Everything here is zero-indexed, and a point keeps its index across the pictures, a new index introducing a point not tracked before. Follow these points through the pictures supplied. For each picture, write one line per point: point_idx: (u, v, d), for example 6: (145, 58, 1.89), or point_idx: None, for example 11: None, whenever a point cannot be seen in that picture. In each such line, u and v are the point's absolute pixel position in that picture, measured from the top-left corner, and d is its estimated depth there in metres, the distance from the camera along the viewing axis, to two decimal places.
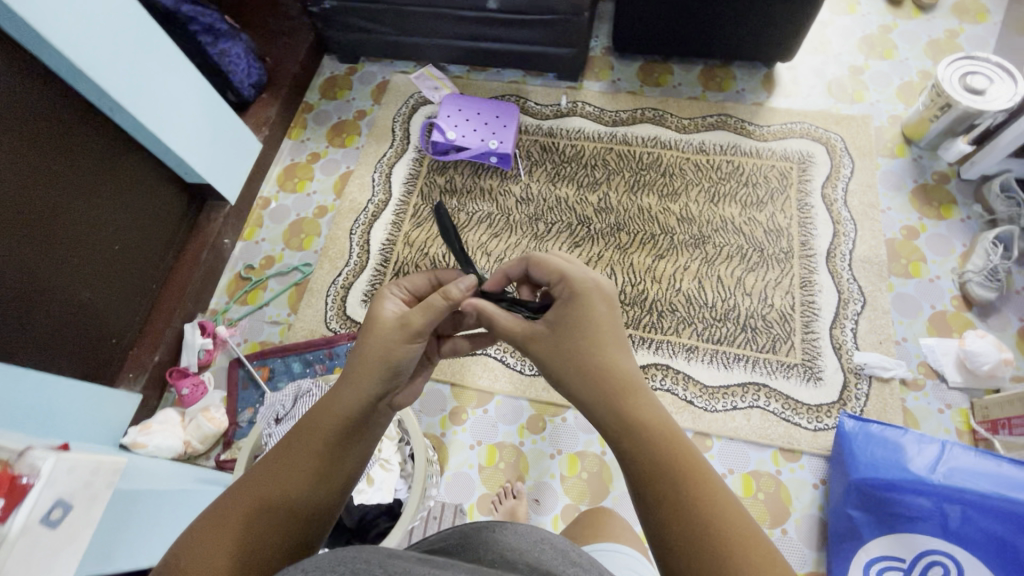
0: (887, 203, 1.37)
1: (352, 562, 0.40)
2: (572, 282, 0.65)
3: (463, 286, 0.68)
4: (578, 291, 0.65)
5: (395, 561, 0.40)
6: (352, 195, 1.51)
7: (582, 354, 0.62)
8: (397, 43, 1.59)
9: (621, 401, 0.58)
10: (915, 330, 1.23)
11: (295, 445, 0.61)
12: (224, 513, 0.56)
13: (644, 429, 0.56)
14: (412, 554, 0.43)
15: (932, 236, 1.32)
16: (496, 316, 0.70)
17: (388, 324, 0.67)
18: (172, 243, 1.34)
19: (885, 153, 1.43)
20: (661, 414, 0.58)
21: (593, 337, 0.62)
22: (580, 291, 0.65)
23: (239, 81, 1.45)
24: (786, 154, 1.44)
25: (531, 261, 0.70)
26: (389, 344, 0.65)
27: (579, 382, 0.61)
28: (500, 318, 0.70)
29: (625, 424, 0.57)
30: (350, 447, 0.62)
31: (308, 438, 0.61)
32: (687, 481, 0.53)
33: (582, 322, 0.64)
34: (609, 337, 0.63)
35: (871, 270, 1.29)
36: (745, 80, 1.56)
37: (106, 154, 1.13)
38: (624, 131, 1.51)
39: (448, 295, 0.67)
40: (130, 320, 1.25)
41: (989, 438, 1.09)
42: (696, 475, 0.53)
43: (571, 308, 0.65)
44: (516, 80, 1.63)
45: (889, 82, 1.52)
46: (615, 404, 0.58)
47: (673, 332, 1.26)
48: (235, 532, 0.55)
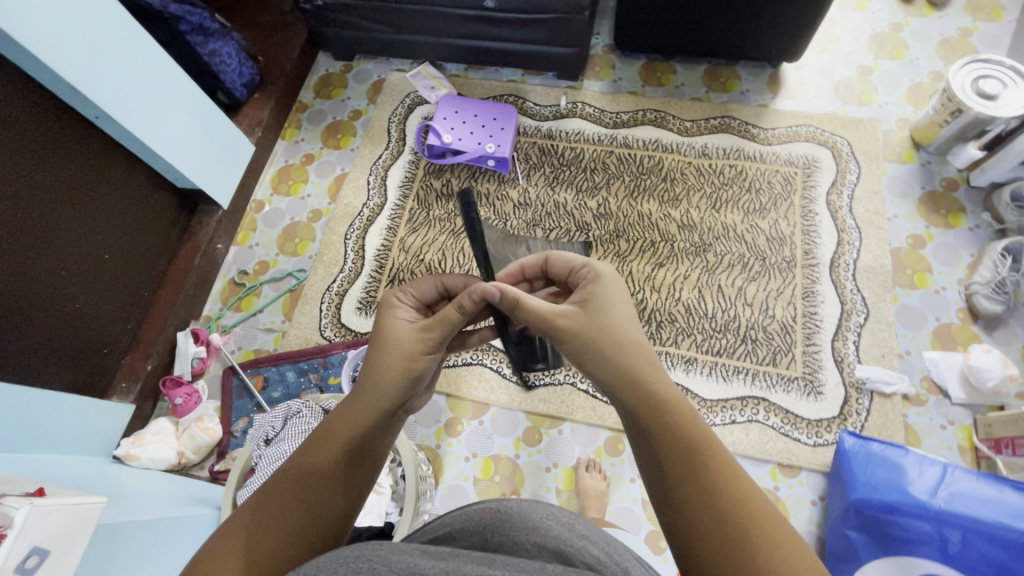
0: (894, 211, 1.34)
1: (354, 564, 0.40)
2: (597, 269, 0.67)
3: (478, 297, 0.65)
4: (604, 275, 0.66)
5: (396, 557, 0.41)
6: (346, 199, 1.48)
7: (606, 337, 0.62)
8: (392, 41, 1.54)
9: (644, 386, 0.59)
10: (919, 343, 1.20)
11: (312, 448, 0.61)
12: (242, 516, 0.55)
13: (667, 413, 0.57)
14: (416, 547, 0.43)
15: (938, 245, 1.29)
16: (524, 299, 0.65)
17: (405, 330, 0.67)
18: (163, 250, 1.31)
19: (892, 159, 1.39)
20: (683, 398, 0.58)
21: (622, 327, 0.62)
22: (604, 276, 0.66)
23: (230, 81, 1.41)
24: (791, 159, 1.40)
25: (549, 259, 0.73)
26: (409, 350, 0.66)
27: (601, 366, 0.61)
28: (530, 306, 0.65)
29: (650, 408, 0.58)
30: (366, 451, 0.62)
31: (325, 441, 0.61)
32: (710, 466, 0.53)
33: (606, 305, 0.64)
34: (635, 324, 0.63)
35: (875, 281, 1.26)
36: (750, 80, 1.52)
37: (94, 162, 1.10)
38: (625, 133, 1.47)
39: (461, 307, 0.66)
40: (122, 329, 1.23)
41: (991, 457, 1.07)
42: (716, 460, 0.53)
43: (598, 291, 0.65)
44: (514, 79, 1.59)
45: (898, 83, 1.47)
46: (638, 389, 0.59)
47: (672, 343, 1.24)
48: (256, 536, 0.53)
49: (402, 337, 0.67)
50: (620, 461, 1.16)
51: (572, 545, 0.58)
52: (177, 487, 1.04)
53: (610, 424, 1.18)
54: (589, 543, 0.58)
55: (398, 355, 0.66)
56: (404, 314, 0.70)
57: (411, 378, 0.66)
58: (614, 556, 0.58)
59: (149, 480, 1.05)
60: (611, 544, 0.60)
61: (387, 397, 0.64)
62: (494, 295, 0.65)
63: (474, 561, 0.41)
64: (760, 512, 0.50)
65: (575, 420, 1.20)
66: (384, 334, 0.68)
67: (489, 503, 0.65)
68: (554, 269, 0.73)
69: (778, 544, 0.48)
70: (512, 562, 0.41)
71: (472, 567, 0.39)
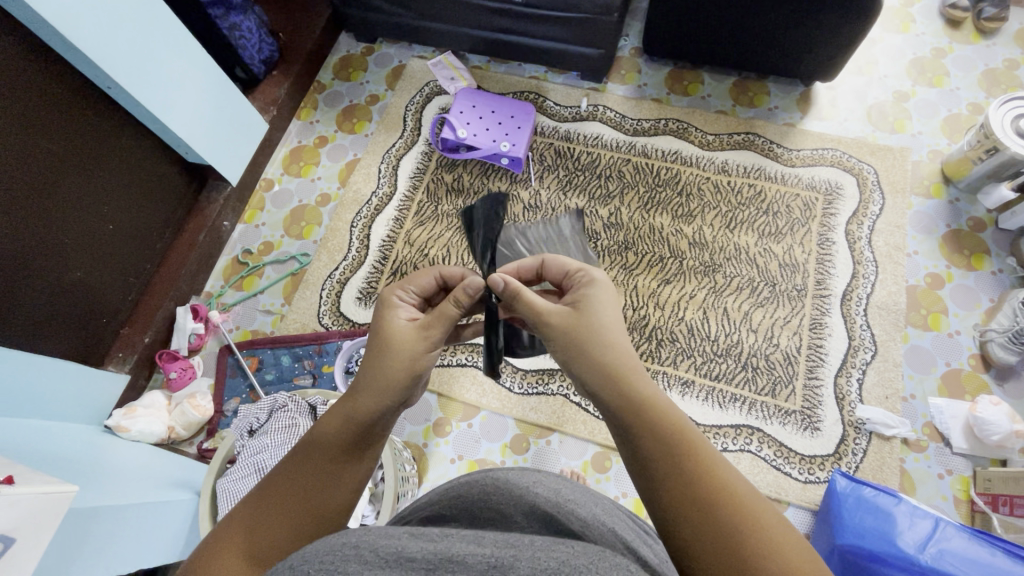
0: (915, 247, 1.29)
1: (340, 550, 0.39)
2: (592, 274, 0.66)
3: (474, 290, 0.65)
4: (598, 280, 0.65)
5: (385, 542, 0.40)
6: (356, 185, 1.47)
7: (583, 329, 0.60)
8: (415, 28, 1.51)
9: (620, 379, 0.57)
10: (925, 388, 1.17)
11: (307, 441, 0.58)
12: (244, 509, 0.53)
13: (647, 405, 0.54)
14: (404, 531, 0.42)
15: (957, 286, 1.25)
16: (525, 292, 0.64)
17: (408, 332, 0.64)
18: (169, 223, 1.31)
19: (919, 192, 1.34)
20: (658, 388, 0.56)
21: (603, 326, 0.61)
22: (596, 282, 0.65)
23: (249, 57, 1.39)
24: (813, 183, 1.35)
25: (545, 262, 0.71)
26: (414, 353, 0.64)
27: (585, 359, 0.59)
28: (529, 299, 0.64)
29: (624, 401, 0.55)
30: (361, 444, 0.60)
31: (319, 435, 0.58)
32: (688, 456, 0.50)
33: (593, 304, 0.63)
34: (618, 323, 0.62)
35: (888, 319, 1.22)
36: (779, 97, 1.47)
37: (105, 132, 1.10)
38: (644, 142, 1.43)
39: (459, 301, 0.65)
40: (123, 299, 1.24)
41: (987, 513, 1.04)
42: (695, 448, 0.51)
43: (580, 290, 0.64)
44: (537, 76, 1.55)
45: (935, 113, 1.41)
46: (619, 383, 0.56)
47: (671, 363, 1.21)
48: (255, 533, 0.52)
49: (406, 339, 0.64)
50: (606, 477, 1.15)
51: (563, 508, 0.57)
52: (163, 464, 1.05)
53: (599, 440, 1.17)
54: (576, 506, 0.59)
55: (401, 357, 0.63)
56: (405, 312, 0.68)
57: (411, 377, 0.63)
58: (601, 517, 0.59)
59: (137, 455, 1.06)
60: (596, 507, 0.60)
61: (388, 390, 0.61)
62: (499, 285, 0.65)
63: (462, 540, 0.41)
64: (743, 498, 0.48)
65: (564, 432, 1.18)
66: (383, 336, 0.64)
67: (476, 475, 0.65)
68: (550, 273, 0.72)
69: (753, 525, 0.46)
70: (498, 538, 0.41)
71: (461, 548, 0.39)
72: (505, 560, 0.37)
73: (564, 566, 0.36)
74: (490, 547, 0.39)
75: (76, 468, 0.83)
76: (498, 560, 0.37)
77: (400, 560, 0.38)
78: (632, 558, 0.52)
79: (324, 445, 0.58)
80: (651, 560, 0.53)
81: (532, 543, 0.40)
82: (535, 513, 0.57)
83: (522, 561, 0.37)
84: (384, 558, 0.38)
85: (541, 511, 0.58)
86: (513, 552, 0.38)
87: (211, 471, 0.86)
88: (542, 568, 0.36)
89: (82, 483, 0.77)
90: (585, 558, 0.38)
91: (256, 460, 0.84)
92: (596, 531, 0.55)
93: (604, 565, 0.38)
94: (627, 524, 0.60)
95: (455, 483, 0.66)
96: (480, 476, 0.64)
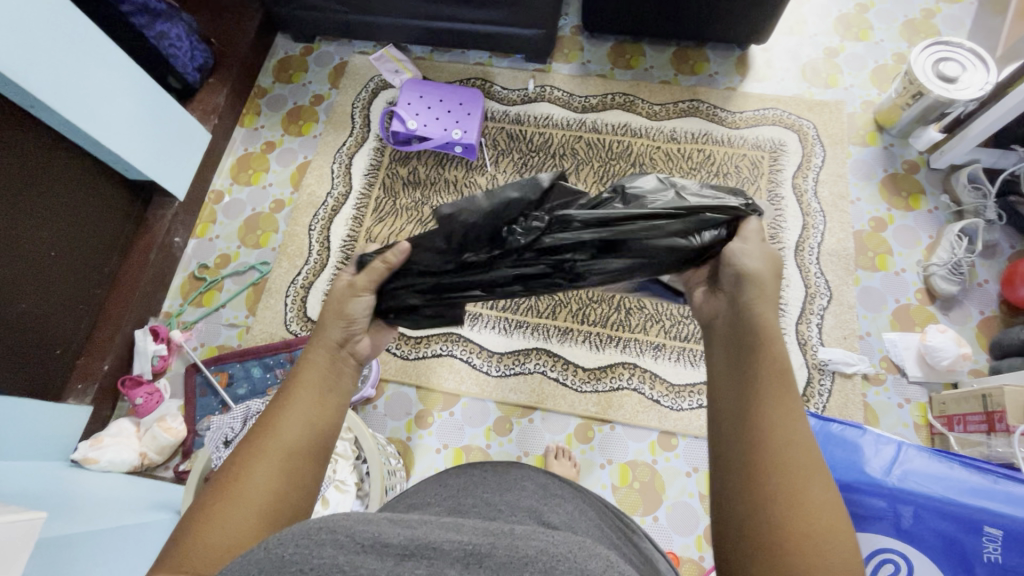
0: (857, 194, 1.35)
1: (315, 534, 0.39)
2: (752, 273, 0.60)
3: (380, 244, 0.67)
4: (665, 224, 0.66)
5: (361, 526, 0.40)
6: (310, 188, 1.44)
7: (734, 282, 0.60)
8: (352, 23, 1.47)
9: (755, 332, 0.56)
10: (878, 325, 1.23)
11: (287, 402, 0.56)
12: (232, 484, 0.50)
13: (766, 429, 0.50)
14: (383, 516, 0.42)
15: (899, 227, 1.31)
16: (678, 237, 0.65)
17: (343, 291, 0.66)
18: (116, 245, 1.26)
19: (857, 142, 1.40)
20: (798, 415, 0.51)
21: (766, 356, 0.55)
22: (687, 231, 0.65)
23: (182, 65, 1.34)
24: (758, 143, 1.40)
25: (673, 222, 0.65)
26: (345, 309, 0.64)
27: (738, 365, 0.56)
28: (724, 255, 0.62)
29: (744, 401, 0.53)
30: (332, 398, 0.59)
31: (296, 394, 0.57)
32: (786, 419, 0.50)
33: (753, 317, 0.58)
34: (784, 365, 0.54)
35: (839, 264, 1.28)
36: (718, 62, 1.51)
37: (34, 151, 1.03)
38: (594, 118, 1.45)
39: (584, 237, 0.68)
40: (76, 329, 1.18)
41: (944, 434, 1.11)
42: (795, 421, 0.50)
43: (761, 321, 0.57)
44: (481, 62, 1.55)
45: (864, 65, 1.48)
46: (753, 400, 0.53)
47: (641, 330, 1.24)
48: (249, 505, 0.49)
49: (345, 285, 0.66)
50: (590, 447, 1.17)
51: (546, 504, 0.61)
52: (139, 491, 1.01)
53: (580, 412, 1.19)
54: (563, 501, 0.62)
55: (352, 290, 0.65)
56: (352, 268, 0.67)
57: (346, 320, 0.64)
58: (586, 513, 0.62)
59: (109, 484, 1.03)
60: (582, 501, 0.64)
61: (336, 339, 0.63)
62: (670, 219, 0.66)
63: (442, 526, 0.41)
64: (808, 485, 0.47)
65: (545, 408, 1.20)
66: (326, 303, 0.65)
67: (463, 467, 0.70)
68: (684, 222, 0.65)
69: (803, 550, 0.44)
70: (478, 525, 0.42)
71: (439, 534, 0.39)
72: (483, 547, 0.38)
73: (542, 559, 0.37)
74: (469, 533, 0.40)
75: (46, 504, 0.80)
76: (475, 547, 0.38)
77: (376, 546, 0.38)
78: (618, 552, 0.56)
79: (302, 399, 0.57)
80: (634, 555, 0.58)
81: (512, 531, 0.40)
82: (520, 505, 0.60)
83: (497, 549, 0.38)
84: (361, 543, 0.38)
85: (523, 506, 0.60)
86: (489, 540, 0.38)
87: (189, 487, 0.84)
88: (518, 557, 0.37)
89: (51, 516, 0.73)
90: (564, 546, 0.39)
91: None
92: (573, 522, 0.59)
93: (583, 555, 0.38)
94: (611, 519, 0.65)
95: (440, 475, 0.69)
96: (469, 469, 0.68)
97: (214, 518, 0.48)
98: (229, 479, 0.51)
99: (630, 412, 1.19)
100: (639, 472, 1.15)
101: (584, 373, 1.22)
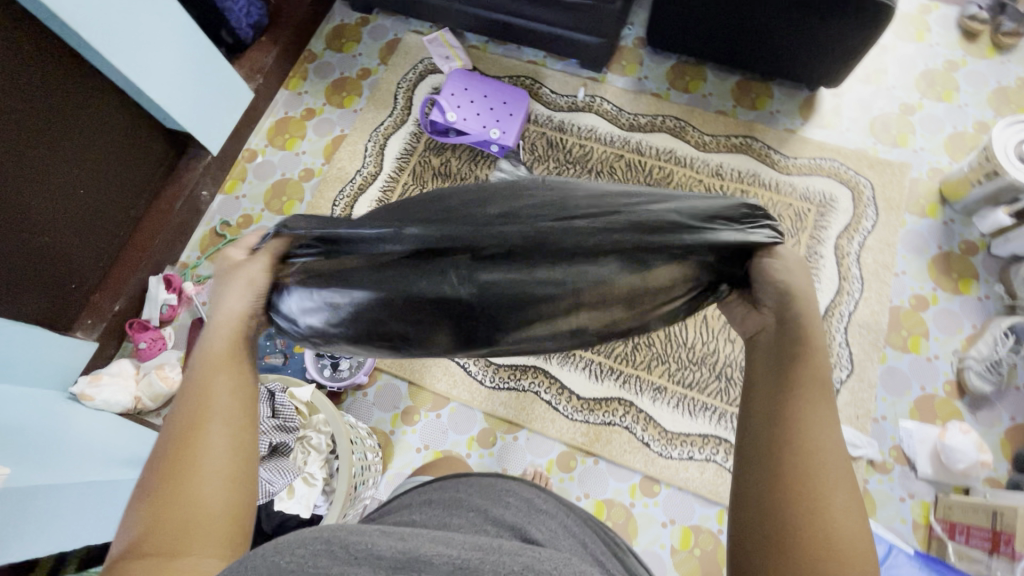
0: (903, 266, 1.27)
1: (310, 544, 0.40)
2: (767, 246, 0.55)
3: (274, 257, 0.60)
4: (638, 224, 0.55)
5: (354, 537, 0.41)
6: (341, 162, 1.43)
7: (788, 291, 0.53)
8: (412, 2, 1.44)
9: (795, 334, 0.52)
10: (897, 410, 1.16)
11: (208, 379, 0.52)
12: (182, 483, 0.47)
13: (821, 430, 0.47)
14: (375, 528, 0.43)
15: (941, 310, 1.23)
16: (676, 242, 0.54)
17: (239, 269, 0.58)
18: (145, 189, 1.28)
19: (914, 211, 1.31)
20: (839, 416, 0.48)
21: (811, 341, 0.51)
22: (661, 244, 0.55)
23: (237, 21, 1.34)
24: (807, 194, 1.32)
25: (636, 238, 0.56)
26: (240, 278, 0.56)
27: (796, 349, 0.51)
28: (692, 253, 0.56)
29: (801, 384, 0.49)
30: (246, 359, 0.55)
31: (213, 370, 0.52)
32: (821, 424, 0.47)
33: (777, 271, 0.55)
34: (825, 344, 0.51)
35: (867, 338, 1.21)
36: (782, 100, 1.42)
37: (73, 87, 1.04)
38: (639, 139, 1.39)
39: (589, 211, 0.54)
40: (95, 266, 1.22)
41: (944, 539, 1.04)
42: (824, 434, 0.46)
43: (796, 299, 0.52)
44: (534, 61, 1.50)
45: (940, 128, 1.37)
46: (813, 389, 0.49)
47: (644, 368, 1.20)
48: (212, 485, 0.48)
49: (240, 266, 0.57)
50: (570, 477, 1.15)
51: (529, 522, 0.59)
52: (124, 438, 1.03)
53: (566, 440, 1.17)
54: (548, 517, 0.61)
55: (239, 286, 0.56)
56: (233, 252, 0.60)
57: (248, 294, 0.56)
58: (572, 529, 0.62)
59: (98, 425, 1.06)
60: (568, 517, 0.63)
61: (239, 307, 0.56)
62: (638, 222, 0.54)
63: (433, 540, 0.42)
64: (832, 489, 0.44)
65: (532, 429, 1.18)
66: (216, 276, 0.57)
67: (449, 480, 0.68)
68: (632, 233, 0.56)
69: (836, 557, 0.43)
70: (467, 540, 0.43)
71: (431, 548, 0.40)
72: (471, 562, 0.39)
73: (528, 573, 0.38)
74: (459, 548, 0.40)
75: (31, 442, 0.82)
76: (464, 562, 0.39)
77: (368, 558, 0.39)
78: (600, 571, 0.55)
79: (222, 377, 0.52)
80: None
81: (500, 547, 0.42)
82: (503, 522, 0.58)
83: (486, 566, 0.39)
84: (353, 554, 0.39)
85: (507, 521, 0.58)
86: (479, 556, 0.39)
87: None
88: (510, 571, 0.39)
89: (29, 458, 0.75)
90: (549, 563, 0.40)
91: None
92: (557, 539, 0.57)
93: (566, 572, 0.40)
94: (598, 538, 0.64)
95: (426, 488, 0.68)
96: (451, 484, 0.67)
97: (177, 518, 0.46)
98: (174, 479, 0.47)
99: (617, 449, 1.16)
100: (614, 512, 1.12)
101: (579, 401, 1.19)
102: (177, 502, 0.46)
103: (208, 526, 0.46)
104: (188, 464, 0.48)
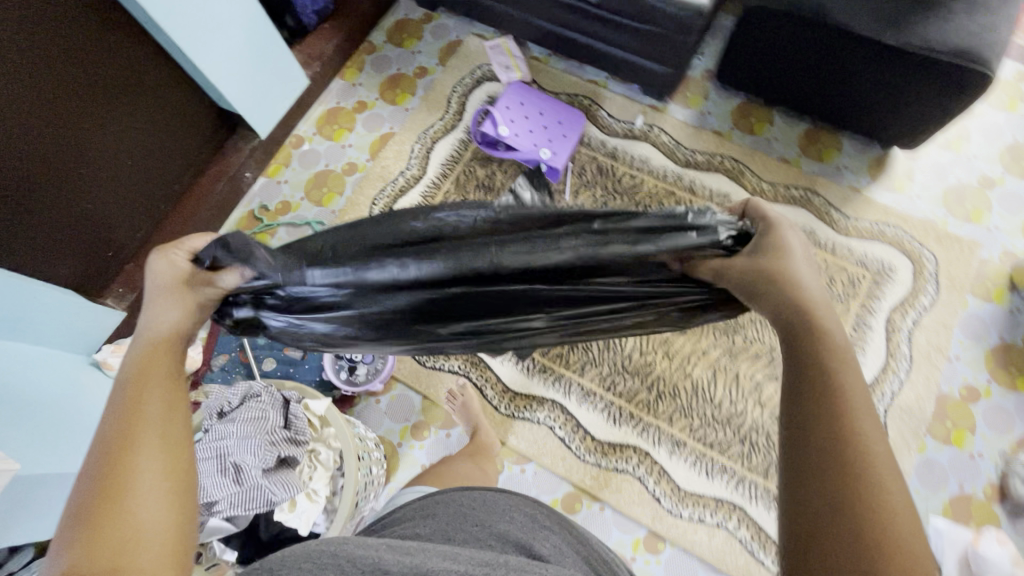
0: (958, 352, 1.19)
1: (320, 557, 0.41)
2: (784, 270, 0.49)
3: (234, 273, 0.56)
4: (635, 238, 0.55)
5: (361, 551, 0.42)
6: (385, 161, 1.41)
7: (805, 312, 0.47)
8: (479, 7, 1.41)
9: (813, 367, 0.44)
10: (928, 505, 1.09)
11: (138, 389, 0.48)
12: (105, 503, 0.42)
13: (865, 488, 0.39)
14: (382, 542, 0.44)
15: (993, 405, 1.15)
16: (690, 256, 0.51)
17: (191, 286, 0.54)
18: (190, 165, 1.28)
19: (978, 293, 1.22)
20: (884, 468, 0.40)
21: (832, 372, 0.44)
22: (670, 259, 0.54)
23: (302, 6, 1.33)
24: (864, 260, 1.25)
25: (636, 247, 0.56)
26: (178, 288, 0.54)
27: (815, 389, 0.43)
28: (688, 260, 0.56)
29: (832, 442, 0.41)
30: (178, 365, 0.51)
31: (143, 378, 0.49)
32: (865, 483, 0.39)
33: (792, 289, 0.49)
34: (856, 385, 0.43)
35: (908, 424, 1.14)
36: (851, 156, 1.34)
37: (134, 59, 1.04)
38: (693, 177, 1.33)
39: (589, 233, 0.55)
40: (133, 235, 1.23)
41: None
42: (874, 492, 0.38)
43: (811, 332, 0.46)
44: (595, 81, 1.45)
45: (1020, 208, 1.28)
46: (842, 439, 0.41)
47: (666, 419, 1.16)
48: (148, 501, 0.43)
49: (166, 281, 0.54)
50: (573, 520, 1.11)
51: (528, 539, 0.57)
52: None
53: (574, 481, 1.13)
54: (551, 533, 0.60)
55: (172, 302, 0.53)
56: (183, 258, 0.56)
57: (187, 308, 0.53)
58: (573, 545, 0.61)
59: None
60: (570, 534, 0.62)
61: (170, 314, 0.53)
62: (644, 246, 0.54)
63: (439, 555, 0.44)
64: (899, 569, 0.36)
65: (541, 464, 1.15)
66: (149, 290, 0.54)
67: (452, 492, 0.66)
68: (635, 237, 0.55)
69: None
70: (473, 555, 0.45)
71: (436, 562, 0.42)
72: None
73: None
74: (464, 564, 0.43)
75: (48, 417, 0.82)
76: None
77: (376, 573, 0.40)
78: None
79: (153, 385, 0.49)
80: None
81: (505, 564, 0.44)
82: (506, 538, 0.57)
83: None
84: (361, 569, 0.40)
85: (511, 538, 0.57)
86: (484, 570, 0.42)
87: None
88: None
89: None
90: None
91: (217, 446, 0.78)
92: (561, 556, 0.57)
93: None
94: (601, 554, 0.63)
95: (427, 499, 0.66)
96: (455, 495, 0.65)
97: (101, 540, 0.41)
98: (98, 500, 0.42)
99: (625, 499, 1.12)
100: None
101: (593, 443, 1.15)
102: (121, 516, 0.42)
103: (148, 544, 0.42)
104: (124, 481, 0.43)
